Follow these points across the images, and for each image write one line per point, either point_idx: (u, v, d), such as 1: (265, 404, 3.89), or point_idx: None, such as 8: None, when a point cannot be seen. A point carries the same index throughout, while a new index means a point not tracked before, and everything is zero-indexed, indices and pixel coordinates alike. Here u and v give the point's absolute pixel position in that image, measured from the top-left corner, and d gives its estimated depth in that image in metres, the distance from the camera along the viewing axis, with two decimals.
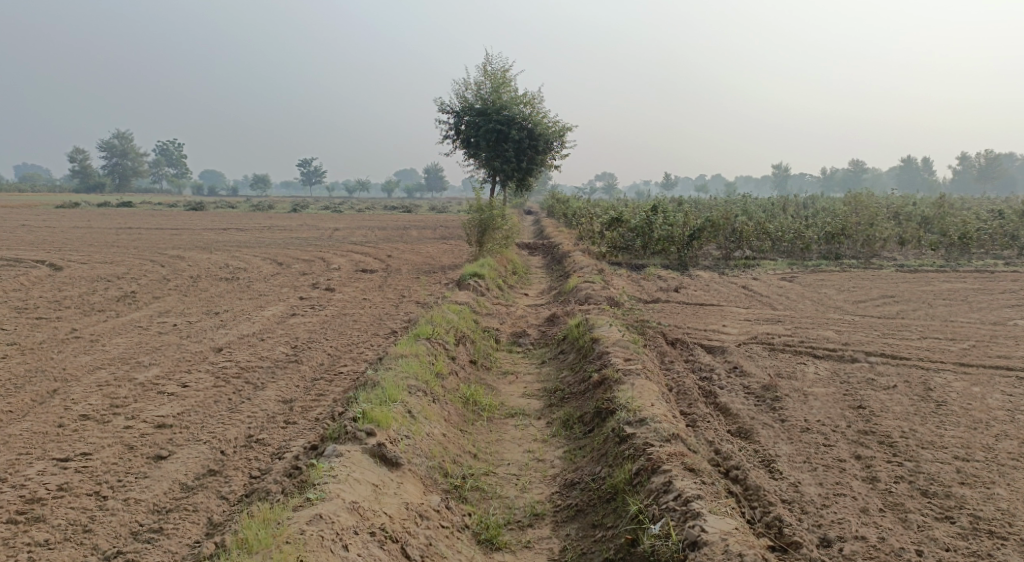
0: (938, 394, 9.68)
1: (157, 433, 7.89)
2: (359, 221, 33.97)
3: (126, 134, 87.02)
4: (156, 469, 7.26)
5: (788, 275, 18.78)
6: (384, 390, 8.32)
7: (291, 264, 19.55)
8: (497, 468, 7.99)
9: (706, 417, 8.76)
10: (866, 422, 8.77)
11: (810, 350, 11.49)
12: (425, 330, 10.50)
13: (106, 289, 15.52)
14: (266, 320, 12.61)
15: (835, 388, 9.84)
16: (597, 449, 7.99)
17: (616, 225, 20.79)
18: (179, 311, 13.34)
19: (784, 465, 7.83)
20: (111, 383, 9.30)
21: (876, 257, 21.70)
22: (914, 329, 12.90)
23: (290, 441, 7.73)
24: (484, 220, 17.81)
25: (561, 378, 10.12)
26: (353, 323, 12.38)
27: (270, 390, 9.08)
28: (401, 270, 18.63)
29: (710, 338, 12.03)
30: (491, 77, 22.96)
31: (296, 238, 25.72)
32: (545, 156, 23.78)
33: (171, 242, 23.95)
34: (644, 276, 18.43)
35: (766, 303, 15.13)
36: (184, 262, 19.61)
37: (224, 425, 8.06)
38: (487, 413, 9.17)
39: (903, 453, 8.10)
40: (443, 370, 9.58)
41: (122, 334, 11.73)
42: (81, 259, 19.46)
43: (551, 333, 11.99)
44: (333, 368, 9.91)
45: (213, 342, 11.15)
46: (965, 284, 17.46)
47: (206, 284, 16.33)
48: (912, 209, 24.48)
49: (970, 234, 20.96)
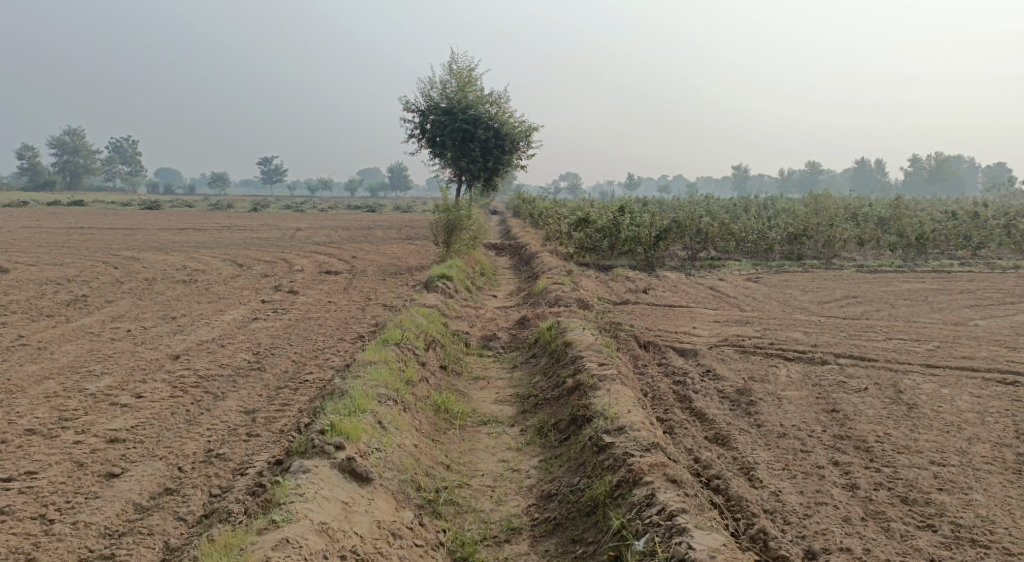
0: (910, 396, 9.59)
1: (110, 448, 7.44)
2: (321, 221, 33.40)
3: (79, 131, 84.85)
4: (108, 489, 6.82)
5: (753, 275, 18.76)
6: (352, 400, 7.97)
7: (251, 266, 19.03)
8: (471, 480, 7.69)
9: (682, 424, 8.54)
10: (840, 426, 8.62)
11: (781, 352, 11.36)
12: (393, 335, 10.14)
13: (56, 292, 14.88)
14: (226, 325, 12.15)
15: (808, 391, 9.69)
16: (575, 458, 7.73)
17: (583, 226, 20.57)
18: (133, 316, 12.80)
19: (764, 472, 7.64)
20: (60, 394, 8.81)
21: (837, 257, 21.81)
22: (880, 330, 12.87)
23: (253, 455, 7.34)
24: (451, 221, 17.49)
25: (534, 383, 9.84)
26: (317, 327, 11.97)
27: (231, 401, 8.66)
28: (365, 272, 18.22)
29: (680, 341, 11.84)
30: (456, 76, 22.60)
31: (256, 239, 25.10)
32: (511, 156, 23.50)
33: (125, 243, 23.20)
34: (612, 277, 18.26)
35: (733, 304, 15.02)
36: (139, 263, 18.94)
37: (182, 439, 7.64)
38: (459, 421, 8.86)
39: (879, 458, 7.96)
40: (413, 377, 9.25)
41: (72, 341, 11.18)
42: (31, 261, 18.72)
43: (521, 336, 11.71)
44: (298, 376, 9.51)
45: (170, 349, 10.67)
46: (925, 285, 17.55)
47: (162, 287, 15.77)
48: (870, 210, 24.69)
49: (927, 234, 21.16)
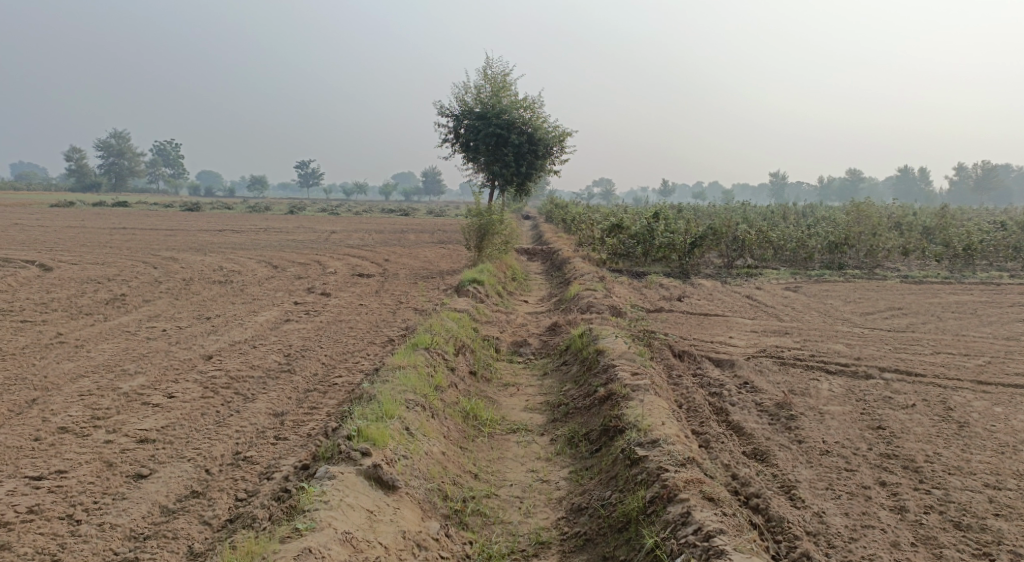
0: (960, 415, 9.25)
1: (139, 448, 7.42)
2: (357, 224, 33.56)
3: (124, 133, 86.49)
4: (135, 490, 6.79)
5: (792, 284, 18.40)
6: (380, 405, 7.87)
7: (286, 268, 19.11)
8: (499, 490, 7.55)
9: (719, 437, 8.31)
10: (887, 445, 8.32)
11: (822, 366, 11.04)
12: (423, 339, 10.05)
13: (95, 291, 15.06)
14: (259, 326, 12.16)
15: (852, 407, 9.39)
16: (606, 471, 7.55)
17: (617, 232, 20.36)
18: (168, 316, 12.88)
19: (806, 492, 7.40)
20: (93, 392, 8.84)
21: (879, 267, 21.32)
22: (925, 343, 12.48)
23: (280, 459, 7.28)
24: (484, 226, 17.40)
25: (564, 391, 9.66)
26: (348, 330, 11.92)
27: (260, 403, 8.61)
28: (398, 275, 18.21)
29: (717, 351, 11.59)
30: (491, 80, 22.55)
31: (292, 241, 25.25)
32: (545, 161, 23.36)
33: (164, 244, 23.48)
34: (646, 284, 18.02)
35: (771, 314, 14.69)
36: (177, 263, 19.13)
37: (210, 441, 7.60)
38: (487, 428, 8.73)
39: (929, 480, 7.66)
40: (442, 383, 9.13)
41: (108, 339, 11.26)
42: (73, 260, 19.00)
43: (553, 343, 11.55)
44: (327, 379, 9.45)
45: (202, 350, 10.69)
46: (972, 297, 17.04)
47: (199, 287, 15.88)
48: (914, 220, 24.13)
49: (974, 245, 20.57)
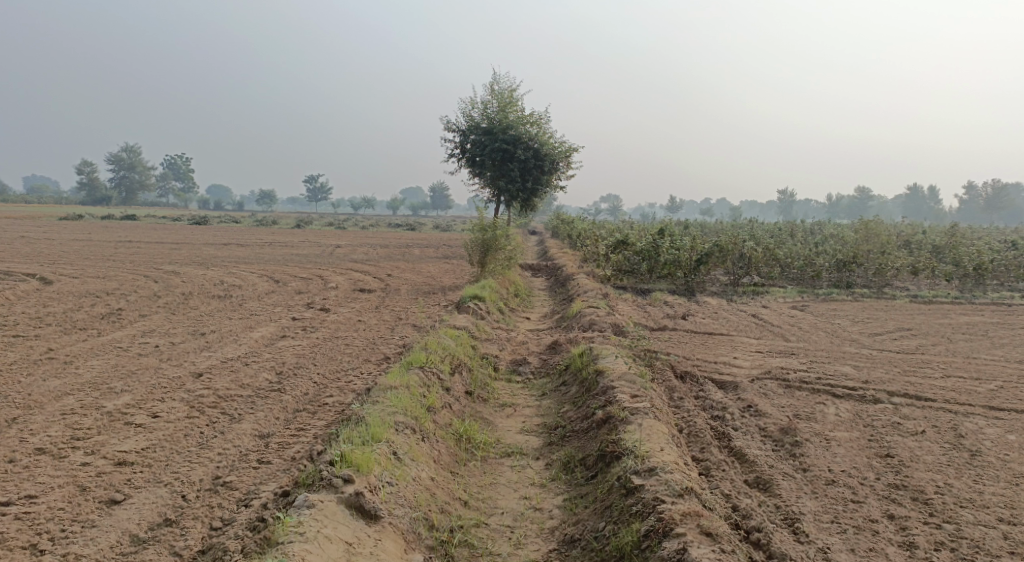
0: (972, 442, 8.92)
1: (116, 472, 7.16)
2: (362, 239, 33.36)
3: (135, 147, 86.76)
4: (106, 517, 6.56)
5: (799, 303, 18.06)
6: (367, 427, 7.59)
7: (287, 282, 18.86)
8: (488, 519, 7.27)
9: (720, 465, 7.99)
10: (896, 474, 7.98)
11: (829, 389, 10.70)
12: (417, 358, 9.76)
13: (92, 305, 14.83)
14: (254, 342, 11.90)
15: (859, 433, 9.06)
16: (600, 499, 7.26)
17: (621, 248, 20.11)
18: (163, 331, 12.62)
19: (810, 525, 7.07)
20: (76, 412, 8.56)
21: (888, 286, 20.96)
22: (936, 366, 12.13)
23: (260, 484, 7.01)
24: (487, 242, 17.15)
25: (562, 413, 9.35)
26: (344, 347, 11.64)
27: (246, 423, 8.32)
28: (399, 290, 17.96)
29: (721, 372, 11.26)
30: (498, 96, 22.36)
31: (295, 255, 25.03)
32: (550, 176, 23.13)
33: (167, 257, 23.28)
34: (650, 301, 17.72)
35: (777, 334, 14.35)
36: (178, 278, 18.93)
37: (190, 464, 7.32)
38: (481, 452, 8.43)
39: (940, 513, 7.33)
40: (435, 403, 8.83)
41: (99, 355, 11.01)
42: (73, 273, 18.79)
43: (552, 361, 11.26)
44: (318, 399, 9.16)
45: (193, 367, 10.42)
46: (984, 318, 16.68)
47: (197, 302, 15.62)
48: (924, 239, 23.78)
49: (986, 265, 20.21)
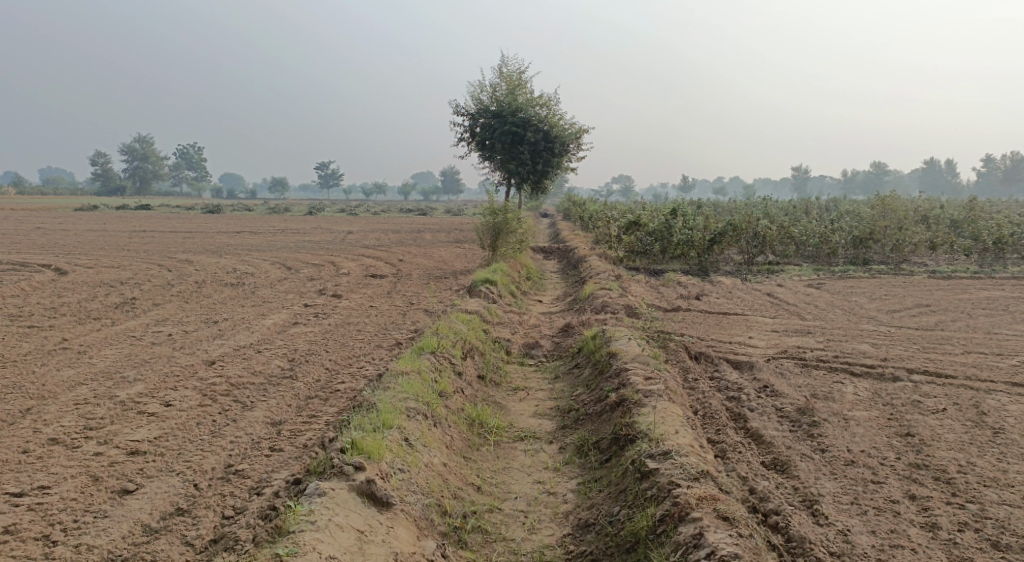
0: (994, 420, 8.76)
1: (128, 461, 7.13)
2: (374, 224, 33.32)
3: (148, 137, 87.00)
4: (118, 507, 6.53)
5: (815, 281, 17.88)
6: (378, 414, 7.53)
7: (300, 269, 18.82)
8: (502, 504, 7.21)
9: (737, 447, 7.88)
10: (916, 454, 7.85)
11: (847, 368, 10.55)
12: (429, 343, 9.68)
13: (106, 295, 14.83)
14: (266, 330, 11.86)
15: (878, 412, 8.92)
16: (615, 483, 7.18)
17: (634, 229, 19.94)
18: (176, 319, 12.60)
19: (829, 507, 6.96)
20: (89, 401, 8.53)
21: (906, 263, 20.72)
22: (956, 343, 11.95)
23: (272, 472, 6.97)
24: (498, 225, 17.03)
25: (575, 396, 9.26)
26: (356, 333, 11.59)
27: (259, 411, 8.27)
28: (412, 275, 17.88)
29: (736, 352, 11.13)
30: (507, 78, 22.15)
31: (308, 242, 24.99)
32: (561, 158, 22.95)
33: (181, 246, 23.29)
34: (664, 282, 17.58)
35: (793, 313, 14.19)
36: (191, 266, 18.94)
37: (202, 453, 7.29)
38: (494, 436, 8.36)
39: (963, 493, 7.20)
40: (447, 388, 8.76)
41: (112, 345, 10.99)
42: (88, 264, 18.82)
43: (565, 344, 11.16)
44: (330, 386, 9.10)
45: (205, 355, 10.38)
46: (1003, 293, 16.44)
47: (210, 290, 15.60)
48: (941, 213, 23.47)
49: (1005, 239, 19.92)
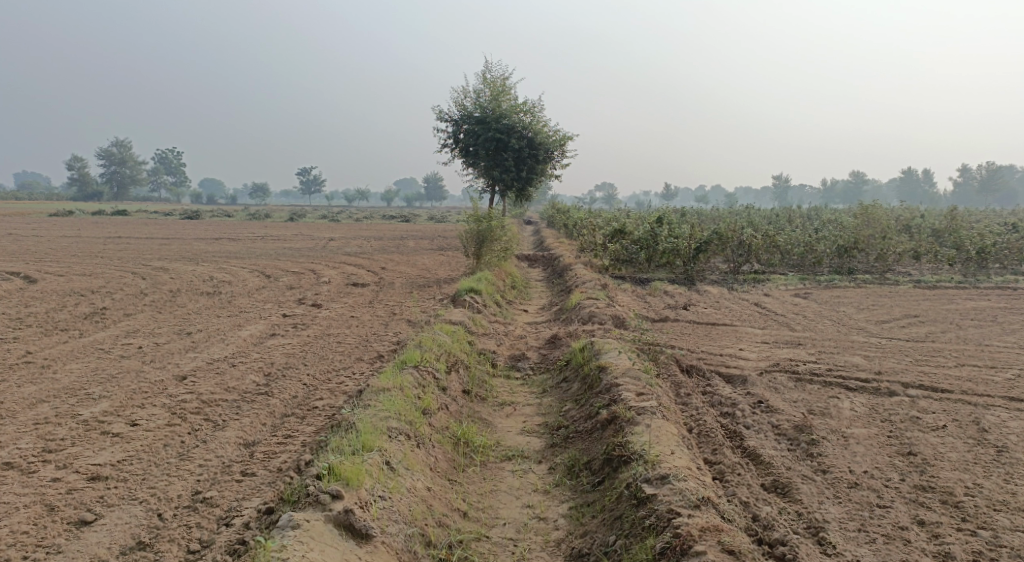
0: (996, 437, 8.47)
1: (88, 488, 6.69)
2: (356, 231, 32.78)
3: (126, 142, 85.74)
4: (74, 542, 6.14)
5: (801, 291, 17.62)
6: (358, 435, 7.10)
7: (279, 277, 18.31)
8: (489, 531, 6.82)
9: (735, 468, 7.52)
10: (921, 475, 7.52)
11: (841, 381, 10.24)
12: (411, 357, 9.24)
13: (75, 305, 14.26)
14: (242, 342, 11.36)
15: (877, 429, 8.59)
16: (609, 509, 6.81)
17: (619, 237, 19.62)
18: (148, 331, 12.07)
19: (836, 535, 6.64)
20: (50, 420, 8.02)
21: (890, 272, 20.53)
22: (948, 355, 11.68)
23: (243, 500, 6.57)
24: (482, 233, 16.63)
25: (564, 412, 8.87)
26: (336, 346, 11.12)
27: (231, 431, 7.79)
28: (394, 284, 17.42)
29: (728, 365, 10.78)
30: (491, 84, 21.76)
31: (288, 249, 24.47)
32: (545, 165, 22.62)
33: (157, 253, 22.66)
34: (650, 291, 17.24)
35: (782, 323, 13.89)
36: (166, 274, 18.35)
37: (168, 478, 6.85)
38: (480, 456, 7.95)
39: (974, 518, 6.90)
40: (431, 405, 8.33)
41: (78, 359, 10.45)
42: (59, 272, 18.19)
43: (553, 356, 10.76)
44: (307, 403, 8.64)
45: (177, 370, 9.88)
46: (989, 303, 16.25)
47: (185, 299, 15.07)
48: (923, 222, 23.32)
49: (988, 249, 19.78)
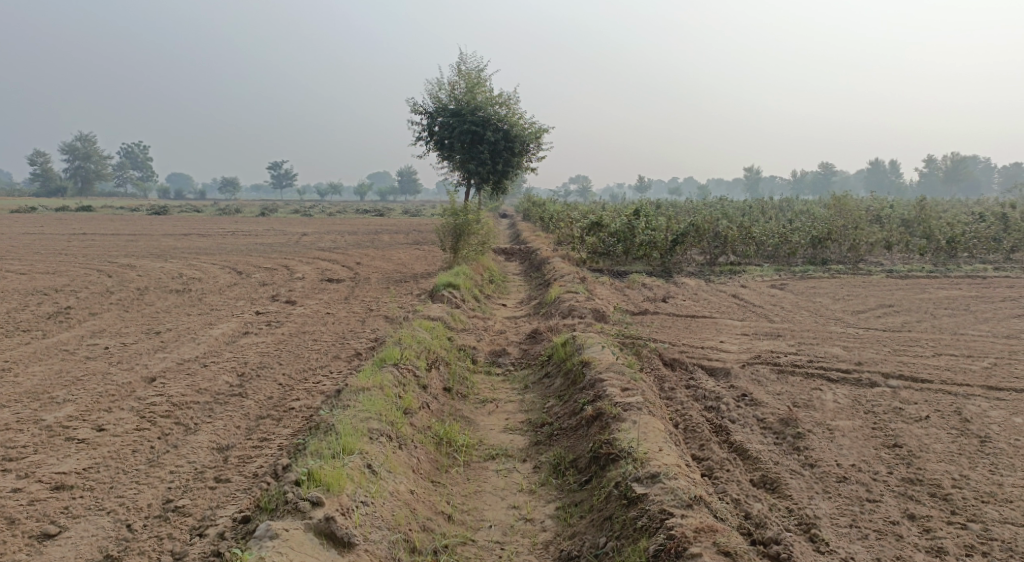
0: (979, 427, 8.40)
1: (52, 499, 6.38)
2: (328, 226, 32.34)
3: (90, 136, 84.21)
4: (36, 557, 5.84)
5: (778, 282, 17.56)
6: (337, 437, 6.85)
7: (251, 274, 17.92)
8: (475, 535, 6.61)
9: (724, 464, 7.37)
10: (908, 467, 7.41)
11: (823, 373, 10.13)
12: (391, 354, 8.98)
13: (39, 304, 13.81)
14: (213, 341, 11.03)
15: (862, 421, 8.48)
16: (598, 510, 6.63)
17: (595, 230, 19.46)
18: (115, 331, 11.68)
19: (829, 532, 6.51)
20: (11, 427, 7.67)
21: (863, 262, 20.55)
22: (926, 344, 11.64)
23: (217, 509, 6.30)
24: (459, 226, 16.39)
25: (547, 409, 8.67)
26: (311, 344, 10.83)
27: (203, 435, 7.50)
28: (369, 279, 17.13)
29: (710, 358, 10.64)
30: (465, 77, 21.50)
31: (260, 245, 24.02)
32: (521, 158, 22.39)
33: (124, 250, 22.13)
34: (628, 284, 17.09)
35: (760, 315, 13.79)
36: (133, 271, 17.89)
37: (137, 486, 6.56)
38: (464, 456, 7.73)
39: (964, 510, 6.80)
40: (412, 405, 8.09)
41: (42, 361, 10.06)
42: (22, 270, 17.66)
43: (533, 352, 10.55)
44: (283, 404, 8.36)
45: (146, 371, 9.54)
46: (962, 292, 16.29)
47: (153, 297, 14.67)
48: (893, 212, 23.41)
49: (958, 238, 19.89)
